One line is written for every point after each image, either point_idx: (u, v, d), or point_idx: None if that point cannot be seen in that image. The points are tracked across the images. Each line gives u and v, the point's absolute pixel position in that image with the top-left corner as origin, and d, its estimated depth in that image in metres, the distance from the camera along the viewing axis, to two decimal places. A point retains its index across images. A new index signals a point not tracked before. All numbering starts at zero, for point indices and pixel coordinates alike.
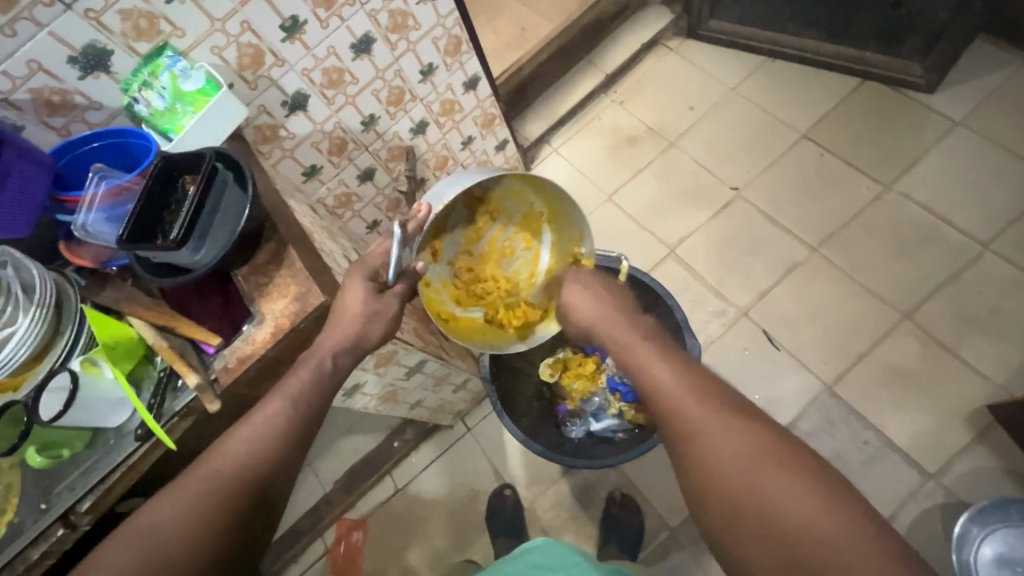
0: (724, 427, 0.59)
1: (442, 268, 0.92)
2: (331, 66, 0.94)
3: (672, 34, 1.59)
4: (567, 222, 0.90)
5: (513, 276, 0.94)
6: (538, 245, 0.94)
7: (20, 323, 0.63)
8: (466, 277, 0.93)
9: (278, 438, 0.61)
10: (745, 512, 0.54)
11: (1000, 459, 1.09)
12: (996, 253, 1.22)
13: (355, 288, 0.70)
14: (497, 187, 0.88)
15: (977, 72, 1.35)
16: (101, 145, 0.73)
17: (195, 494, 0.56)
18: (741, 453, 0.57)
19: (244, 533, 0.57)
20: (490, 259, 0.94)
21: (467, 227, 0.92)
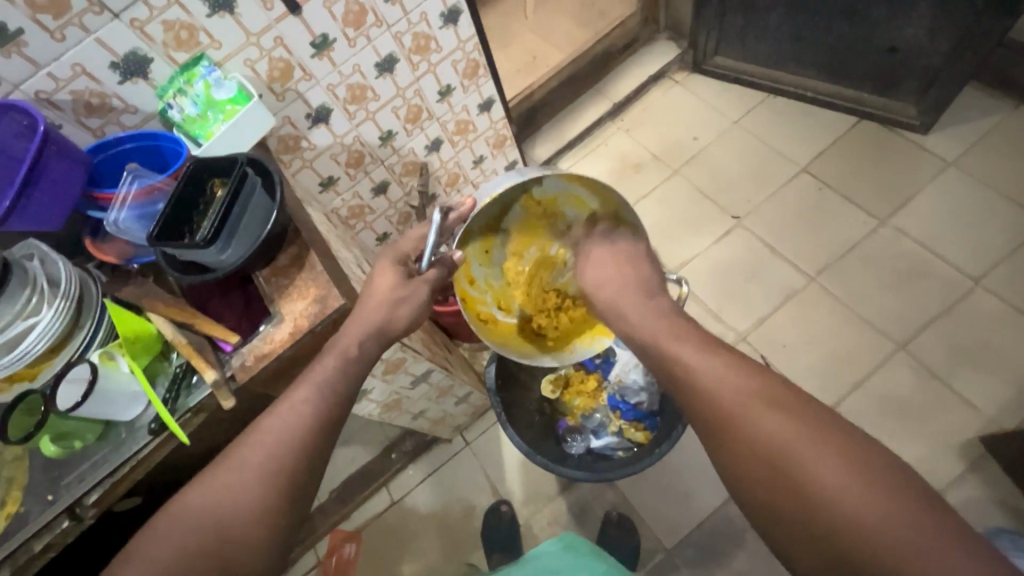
0: (773, 414, 0.58)
1: (491, 268, 0.93)
2: (355, 82, 0.98)
3: (678, 68, 1.65)
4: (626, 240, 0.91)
5: (562, 289, 0.97)
6: None
7: (44, 314, 0.65)
8: (515, 282, 0.95)
9: (292, 439, 0.62)
10: (796, 500, 0.54)
11: (993, 489, 1.10)
12: (987, 289, 1.25)
13: (383, 274, 0.75)
14: (558, 192, 0.89)
15: (969, 116, 1.41)
16: (134, 147, 0.76)
17: (225, 486, 0.58)
18: (795, 441, 0.55)
19: (273, 523, 0.58)
20: (540, 267, 0.96)
21: (520, 229, 0.92)
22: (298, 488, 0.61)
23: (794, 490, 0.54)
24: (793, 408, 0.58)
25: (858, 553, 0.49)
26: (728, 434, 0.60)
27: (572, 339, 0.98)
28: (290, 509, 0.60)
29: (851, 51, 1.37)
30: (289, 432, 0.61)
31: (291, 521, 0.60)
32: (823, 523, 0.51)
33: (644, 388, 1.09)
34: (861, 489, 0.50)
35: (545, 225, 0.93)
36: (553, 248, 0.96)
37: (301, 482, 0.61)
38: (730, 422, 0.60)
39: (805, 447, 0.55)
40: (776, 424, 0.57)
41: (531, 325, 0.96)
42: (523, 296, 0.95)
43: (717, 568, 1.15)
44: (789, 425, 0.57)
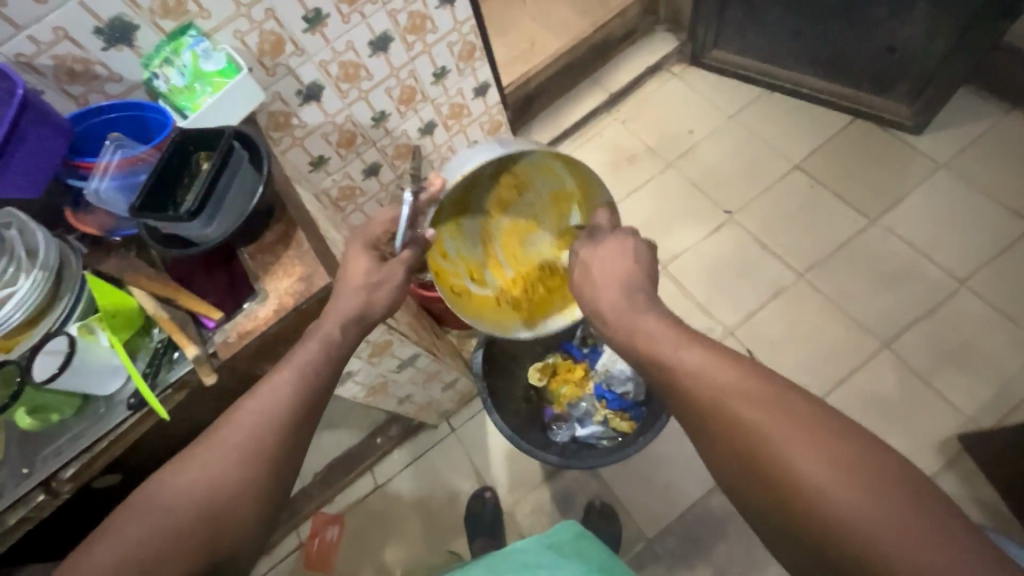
0: (755, 406, 0.54)
1: (464, 241, 0.92)
2: (348, 60, 0.96)
3: (676, 60, 1.64)
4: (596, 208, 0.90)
5: (535, 259, 0.96)
6: (566, 224, 0.94)
7: (22, 283, 0.63)
8: (488, 253, 0.95)
9: (278, 420, 0.61)
10: (781, 495, 0.50)
11: (967, 487, 1.13)
12: (972, 290, 1.27)
13: (356, 258, 0.72)
14: (527, 161, 0.89)
15: (962, 119, 1.42)
16: (118, 116, 0.74)
17: (203, 464, 0.57)
18: (777, 429, 0.51)
19: (254, 502, 0.58)
20: (512, 239, 0.95)
21: (492, 202, 0.92)
22: (276, 465, 0.60)
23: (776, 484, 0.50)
24: (778, 398, 0.54)
25: (847, 549, 0.45)
26: (711, 430, 0.56)
27: (547, 309, 0.94)
28: (273, 486, 0.60)
29: (848, 49, 1.37)
30: (272, 410, 0.61)
31: (272, 497, 0.60)
32: (809, 519, 0.48)
33: (630, 378, 1.09)
34: (850, 482, 0.46)
35: (516, 197, 0.93)
36: (525, 220, 0.95)
37: (284, 462, 0.61)
38: (711, 415, 0.56)
39: (792, 438, 0.50)
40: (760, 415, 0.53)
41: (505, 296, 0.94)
42: (496, 268, 0.94)
43: (695, 559, 1.16)
44: (773, 418, 0.52)
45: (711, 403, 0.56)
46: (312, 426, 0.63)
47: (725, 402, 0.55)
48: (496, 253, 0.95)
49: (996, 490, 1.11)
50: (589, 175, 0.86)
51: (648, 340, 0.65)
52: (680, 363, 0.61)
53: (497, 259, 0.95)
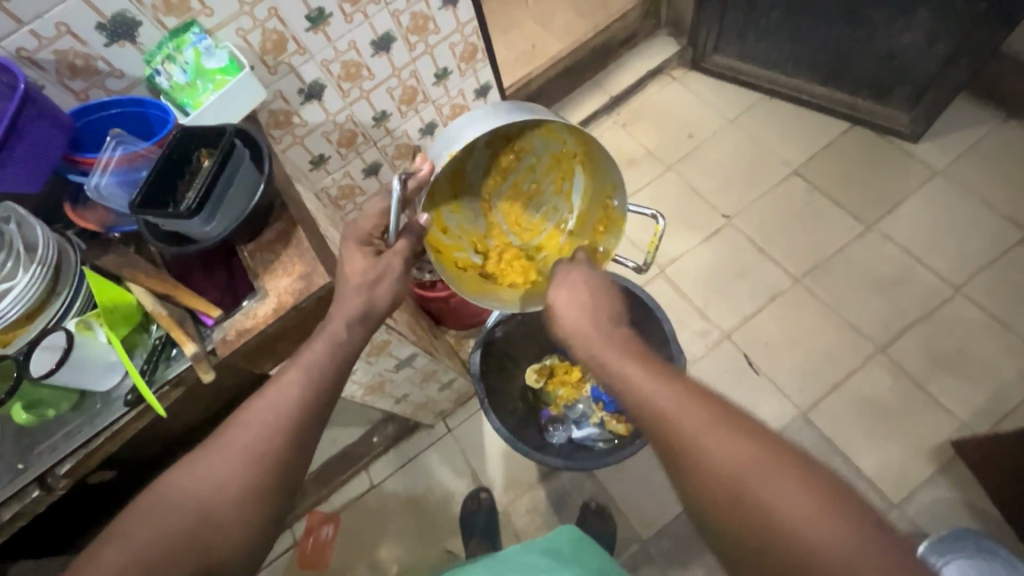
0: (725, 441, 0.53)
1: (465, 213, 0.89)
2: (350, 59, 0.96)
3: (676, 64, 1.65)
4: (600, 170, 0.85)
5: (539, 225, 0.93)
6: (568, 188, 0.90)
7: (20, 278, 0.63)
8: (490, 222, 0.91)
9: (282, 421, 0.60)
10: (753, 532, 0.49)
11: (960, 492, 1.13)
12: (967, 297, 1.28)
13: (353, 255, 0.70)
14: (524, 125, 0.82)
15: (959, 127, 1.43)
16: (120, 112, 0.75)
17: (207, 466, 0.57)
18: (743, 461, 0.51)
19: (255, 509, 0.57)
20: (513, 206, 0.92)
21: (490, 171, 0.88)
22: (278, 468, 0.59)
23: (745, 523, 0.49)
24: (749, 433, 0.53)
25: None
26: (682, 467, 0.55)
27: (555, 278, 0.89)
28: (278, 492, 0.59)
29: (847, 56, 1.38)
30: (274, 410, 0.61)
31: (276, 505, 0.59)
32: (775, 552, 0.47)
33: None
34: (816, 512, 0.47)
35: (514, 161, 0.88)
36: (526, 185, 0.90)
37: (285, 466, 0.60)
38: (681, 452, 0.55)
39: (758, 469, 0.50)
40: (726, 446, 0.52)
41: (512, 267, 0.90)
42: (500, 237, 0.91)
43: (690, 561, 1.17)
44: (746, 455, 0.51)
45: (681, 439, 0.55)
46: (316, 426, 0.63)
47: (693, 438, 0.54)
48: (498, 222, 0.91)
49: (988, 495, 1.12)
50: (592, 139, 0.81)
51: (616, 369, 0.64)
52: (646, 396, 0.59)
53: (500, 228, 0.91)
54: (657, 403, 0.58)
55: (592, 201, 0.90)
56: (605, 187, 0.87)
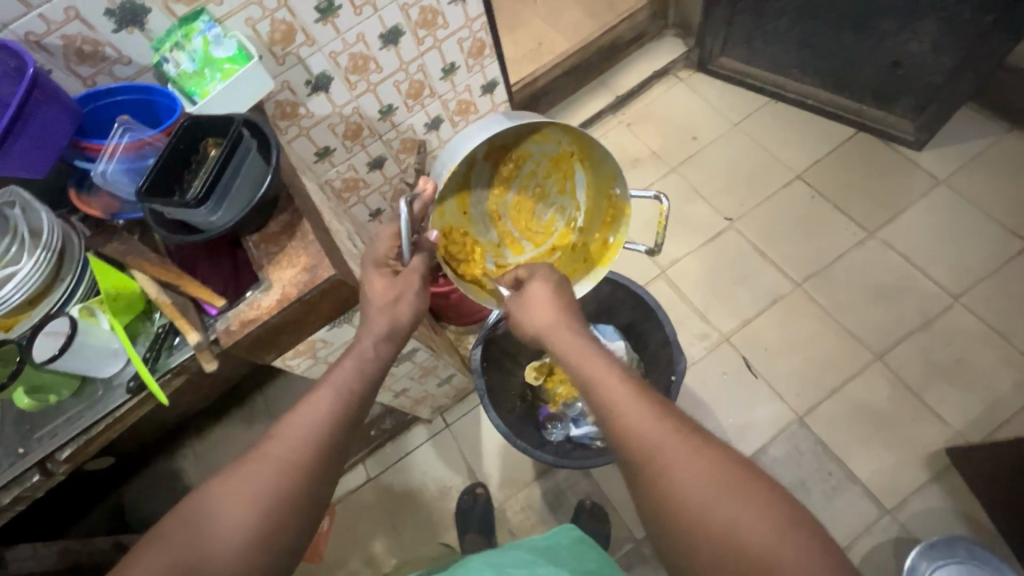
0: (689, 461, 0.53)
1: (477, 226, 0.92)
2: (358, 52, 0.96)
3: (683, 66, 1.65)
4: (598, 162, 0.86)
5: (549, 226, 0.95)
6: (571, 186, 0.92)
7: (23, 263, 0.63)
8: (502, 233, 0.93)
9: (304, 430, 0.59)
10: (709, 544, 0.50)
11: (953, 500, 1.14)
12: (966, 307, 1.28)
13: (373, 277, 0.71)
14: (518, 132, 0.85)
15: (963, 137, 1.44)
16: (127, 99, 0.74)
17: (218, 495, 0.54)
18: (706, 480, 0.52)
19: (274, 539, 0.54)
20: (521, 213, 0.93)
21: (493, 180, 0.90)
22: (292, 491, 0.56)
23: (706, 544, 0.50)
24: (712, 449, 0.54)
25: None
26: (646, 485, 0.55)
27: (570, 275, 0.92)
28: (296, 518, 0.56)
29: (854, 62, 1.38)
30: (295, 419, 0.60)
31: (297, 530, 0.56)
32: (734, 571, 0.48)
33: None
34: (777, 532, 0.48)
35: (515, 169, 0.90)
36: (531, 188, 0.93)
37: (298, 485, 0.57)
38: (646, 469, 0.55)
39: (721, 487, 0.51)
40: (691, 462, 0.53)
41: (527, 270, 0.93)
42: (513, 246, 0.94)
43: None
44: (709, 475, 0.52)
45: (647, 456, 0.55)
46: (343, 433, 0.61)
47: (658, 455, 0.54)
48: (509, 231, 0.94)
49: (981, 504, 1.12)
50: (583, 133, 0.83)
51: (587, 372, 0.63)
52: (615, 404, 0.59)
53: (513, 237, 0.94)
54: (624, 411, 0.58)
55: (595, 194, 0.91)
56: (605, 177, 0.88)
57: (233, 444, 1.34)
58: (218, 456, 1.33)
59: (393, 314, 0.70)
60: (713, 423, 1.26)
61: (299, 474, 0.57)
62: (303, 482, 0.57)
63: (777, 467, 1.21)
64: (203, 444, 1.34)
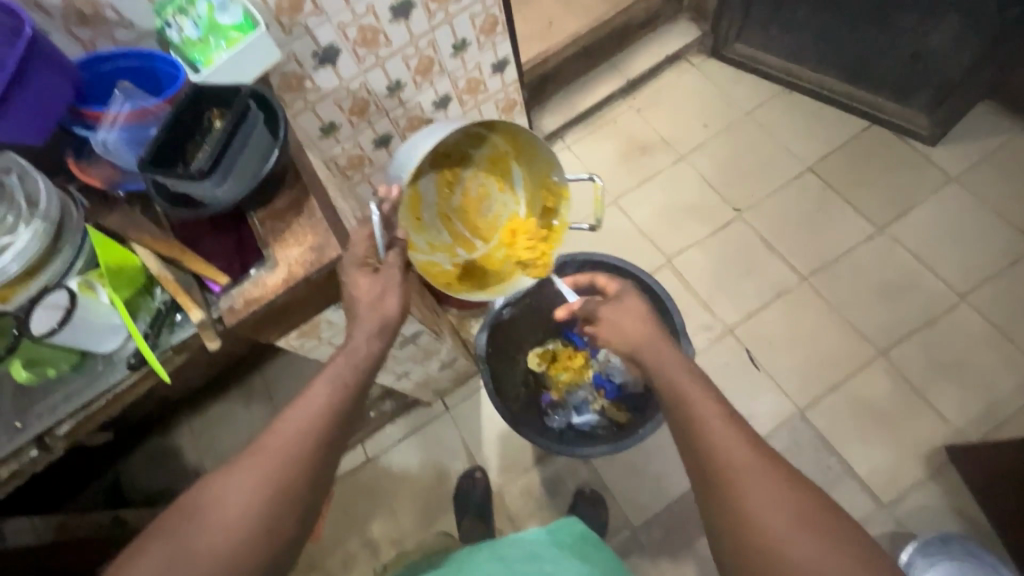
0: (771, 487, 0.54)
1: (430, 232, 0.97)
2: (368, 24, 0.92)
3: (696, 51, 1.61)
4: (532, 156, 0.95)
5: (495, 223, 1.00)
6: (511, 184, 0.99)
7: (21, 233, 0.61)
8: (454, 235, 0.98)
9: (308, 421, 0.59)
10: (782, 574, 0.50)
11: (949, 497, 1.15)
12: (972, 305, 1.28)
13: (355, 275, 0.68)
14: (456, 139, 0.95)
15: (978, 133, 1.42)
16: (128, 65, 0.71)
17: (209, 499, 0.53)
18: (781, 514, 0.52)
19: (269, 544, 0.53)
20: (468, 212, 0.99)
21: (440, 186, 0.97)
22: (287, 490, 0.55)
23: (776, 570, 0.51)
24: (789, 483, 0.54)
25: None
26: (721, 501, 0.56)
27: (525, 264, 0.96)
28: (292, 519, 0.55)
29: (873, 53, 1.35)
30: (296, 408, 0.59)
31: (292, 531, 0.55)
32: None
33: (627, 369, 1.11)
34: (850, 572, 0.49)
35: (457, 174, 0.98)
36: (474, 190, 0.99)
37: (295, 480, 0.55)
38: (721, 490, 0.56)
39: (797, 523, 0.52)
40: (765, 493, 0.54)
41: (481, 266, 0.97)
42: (466, 245, 0.98)
43: (680, 549, 1.18)
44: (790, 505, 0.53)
45: (724, 470, 0.56)
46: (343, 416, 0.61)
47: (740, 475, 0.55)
48: (460, 232, 0.99)
49: (976, 501, 1.13)
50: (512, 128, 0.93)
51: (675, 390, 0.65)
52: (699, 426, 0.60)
53: (464, 237, 0.99)
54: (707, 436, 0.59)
55: (534, 186, 0.98)
56: (539, 167, 0.96)
57: (231, 422, 1.33)
58: (216, 432, 1.33)
59: (381, 312, 0.70)
60: None
61: (296, 463, 0.56)
62: (300, 473, 0.56)
63: None
64: (201, 421, 1.34)
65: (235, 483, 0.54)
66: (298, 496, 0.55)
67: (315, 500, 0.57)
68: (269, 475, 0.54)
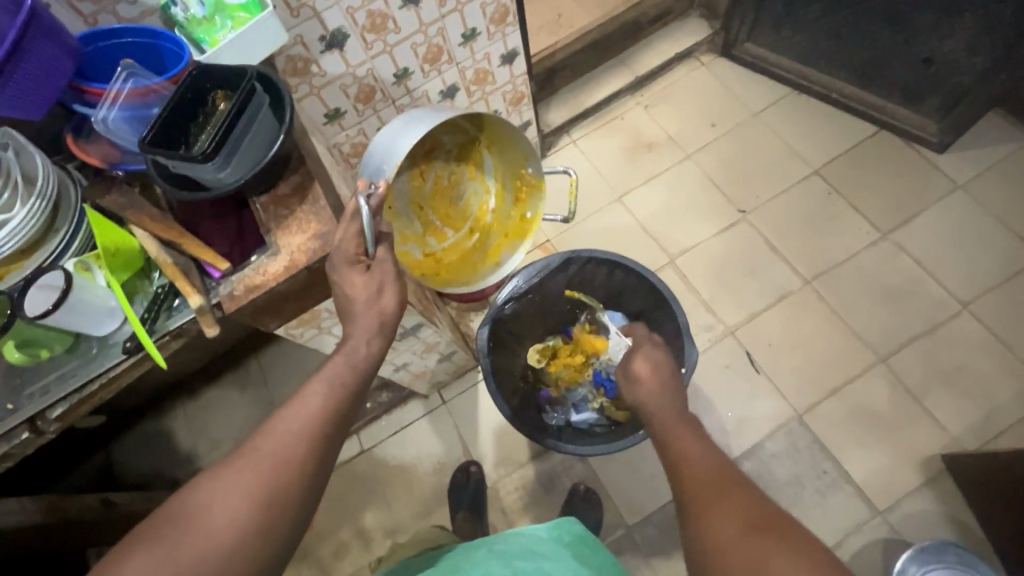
0: (734, 501, 0.58)
1: (403, 220, 0.98)
2: (377, 10, 0.91)
3: (706, 49, 1.60)
4: (505, 148, 0.98)
5: (466, 211, 1.03)
6: (481, 172, 1.02)
7: (17, 211, 0.60)
8: (425, 223, 1.01)
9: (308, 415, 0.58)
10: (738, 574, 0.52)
11: (944, 505, 1.15)
12: (972, 314, 1.28)
13: (351, 274, 0.64)
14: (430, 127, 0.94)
15: (986, 142, 1.41)
16: (131, 42, 0.70)
17: (199, 504, 0.51)
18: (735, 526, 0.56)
19: (259, 548, 0.52)
20: (439, 201, 1.02)
21: (412, 174, 0.97)
22: (281, 498, 0.53)
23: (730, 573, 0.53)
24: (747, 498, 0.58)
25: None
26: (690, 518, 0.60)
27: (497, 253, 1.04)
28: (283, 529, 0.53)
29: (886, 56, 1.34)
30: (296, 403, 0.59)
31: (282, 542, 0.53)
32: None
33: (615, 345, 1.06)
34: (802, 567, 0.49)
35: (430, 162, 0.98)
36: (446, 177, 1.01)
37: (289, 487, 0.54)
38: (693, 508, 0.61)
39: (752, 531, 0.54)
40: (725, 511, 0.57)
41: (455, 254, 1.04)
42: (438, 233, 1.02)
43: (674, 549, 1.18)
44: (742, 513, 0.57)
45: (692, 491, 0.62)
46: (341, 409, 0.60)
47: (705, 491, 0.61)
48: (431, 220, 1.02)
49: (971, 510, 1.14)
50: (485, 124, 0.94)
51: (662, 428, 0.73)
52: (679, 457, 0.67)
53: (435, 225, 1.02)
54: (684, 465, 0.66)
55: (504, 175, 1.01)
56: (511, 159, 0.98)
57: (226, 408, 1.32)
58: (211, 418, 1.31)
59: (380, 311, 0.65)
60: (713, 416, 1.26)
61: (292, 463, 0.55)
62: (295, 478, 0.55)
63: (773, 463, 1.22)
64: (195, 406, 1.33)
65: (229, 483, 0.52)
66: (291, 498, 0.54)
67: (308, 504, 0.56)
68: (263, 477, 0.54)
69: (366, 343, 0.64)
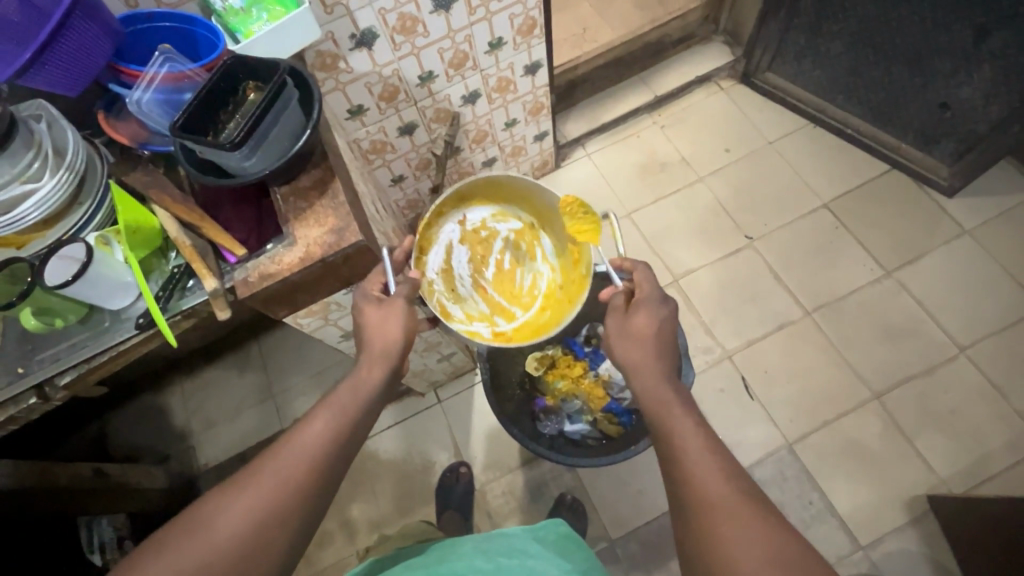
0: (753, 531, 0.52)
1: (467, 301, 0.96)
2: (408, 13, 0.92)
3: (726, 74, 1.61)
4: (552, 216, 0.97)
5: (530, 288, 0.99)
6: (541, 250, 1.00)
7: (45, 182, 0.61)
8: (492, 303, 0.97)
9: None
10: None
11: (926, 546, 1.16)
12: (970, 359, 1.29)
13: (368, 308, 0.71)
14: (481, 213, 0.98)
15: (996, 189, 1.42)
16: (169, 27, 0.72)
17: (202, 512, 0.53)
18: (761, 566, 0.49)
19: (256, 561, 0.53)
20: (503, 281, 0.98)
21: (472, 258, 0.97)
22: (280, 513, 0.55)
23: None
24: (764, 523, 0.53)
25: None
26: (687, 525, 0.56)
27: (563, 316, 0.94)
28: (286, 540, 0.54)
29: (905, 96, 1.35)
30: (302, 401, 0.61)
31: (279, 558, 0.54)
32: None
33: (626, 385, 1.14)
34: None
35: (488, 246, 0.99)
36: (506, 258, 0.99)
37: (290, 501, 0.55)
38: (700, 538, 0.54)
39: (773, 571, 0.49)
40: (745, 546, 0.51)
41: (524, 328, 0.96)
42: (504, 312, 0.97)
43: (654, 566, 1.19)
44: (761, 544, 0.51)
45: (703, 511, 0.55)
46: None
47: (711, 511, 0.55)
48: (498, 301, 0.98)
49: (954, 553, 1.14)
50: (527, 192, 0.96)
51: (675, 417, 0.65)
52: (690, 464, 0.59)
53: (502, 305, 0.97)
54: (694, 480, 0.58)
55: (560, 246, 0.99)
56: (559, 220, 0.97)
57: (223, 389, 1.34)
58: (208, 398, 1.33)
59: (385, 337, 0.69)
60: None
61: (296, 467, 0.57)
62: (295, 492, 0.56)
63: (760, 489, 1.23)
64: (193, 384, 1.34)
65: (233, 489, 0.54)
66: (291, 498, 0.56)
67: (309, 522, 0.57)
68: (268, 474, 0.56)
69: (375, 363, 0.68)
